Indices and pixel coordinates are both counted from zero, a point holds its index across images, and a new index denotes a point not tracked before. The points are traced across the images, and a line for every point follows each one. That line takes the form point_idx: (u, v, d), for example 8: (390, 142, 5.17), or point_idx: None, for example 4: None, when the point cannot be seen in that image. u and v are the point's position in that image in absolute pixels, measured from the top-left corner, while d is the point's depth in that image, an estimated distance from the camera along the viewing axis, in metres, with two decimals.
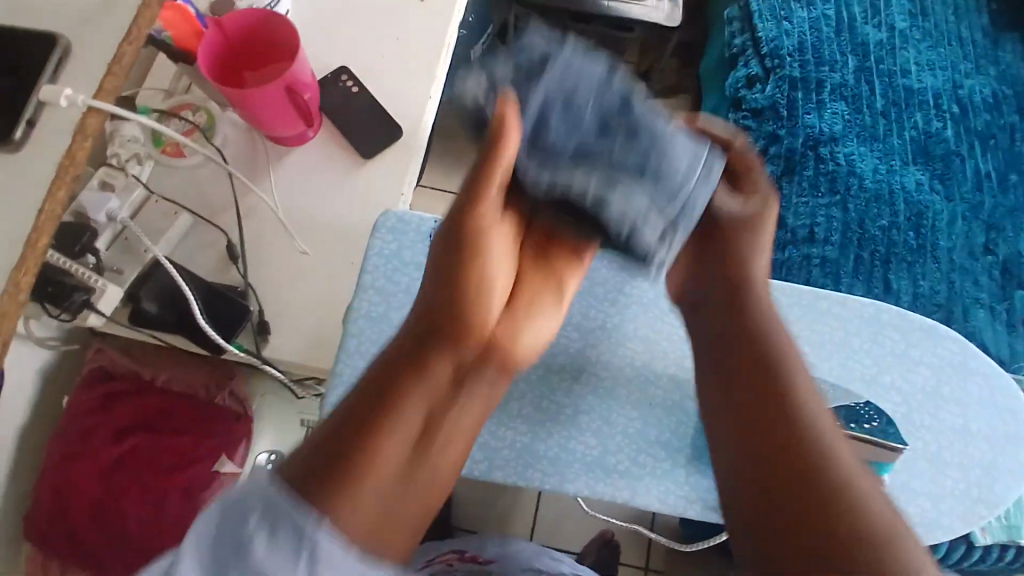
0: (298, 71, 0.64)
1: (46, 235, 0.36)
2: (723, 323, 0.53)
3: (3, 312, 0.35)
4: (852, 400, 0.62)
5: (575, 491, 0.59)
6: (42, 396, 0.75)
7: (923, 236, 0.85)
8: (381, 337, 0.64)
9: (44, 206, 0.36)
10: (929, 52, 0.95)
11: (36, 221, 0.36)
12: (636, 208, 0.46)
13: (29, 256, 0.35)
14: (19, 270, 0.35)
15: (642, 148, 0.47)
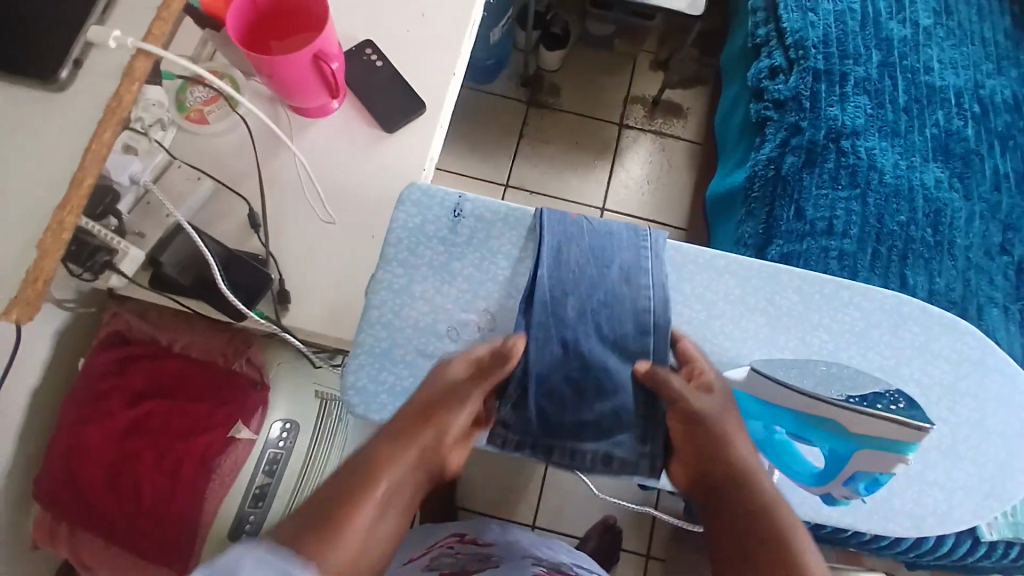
0: (328, 39, 0.63)
1: (90, 175, 0.38)
2: (713, 457, 0.58)
3: (46, 249, 0.37)
4: (872, 386, 0.61)
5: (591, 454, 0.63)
6: (57, 359, 0.76)
7: (941, 233, 0.85)
8: (402, 308, 0.68)
9: (91, 144, 0.39)
10: (952, 50, 0.94)
11: (81, 160, 0.38)
12: (616, 450, 0.63)
13: (75, 194, 0.38)
14: (65, 209, 0.37)
15: (611, 404, 0.62)
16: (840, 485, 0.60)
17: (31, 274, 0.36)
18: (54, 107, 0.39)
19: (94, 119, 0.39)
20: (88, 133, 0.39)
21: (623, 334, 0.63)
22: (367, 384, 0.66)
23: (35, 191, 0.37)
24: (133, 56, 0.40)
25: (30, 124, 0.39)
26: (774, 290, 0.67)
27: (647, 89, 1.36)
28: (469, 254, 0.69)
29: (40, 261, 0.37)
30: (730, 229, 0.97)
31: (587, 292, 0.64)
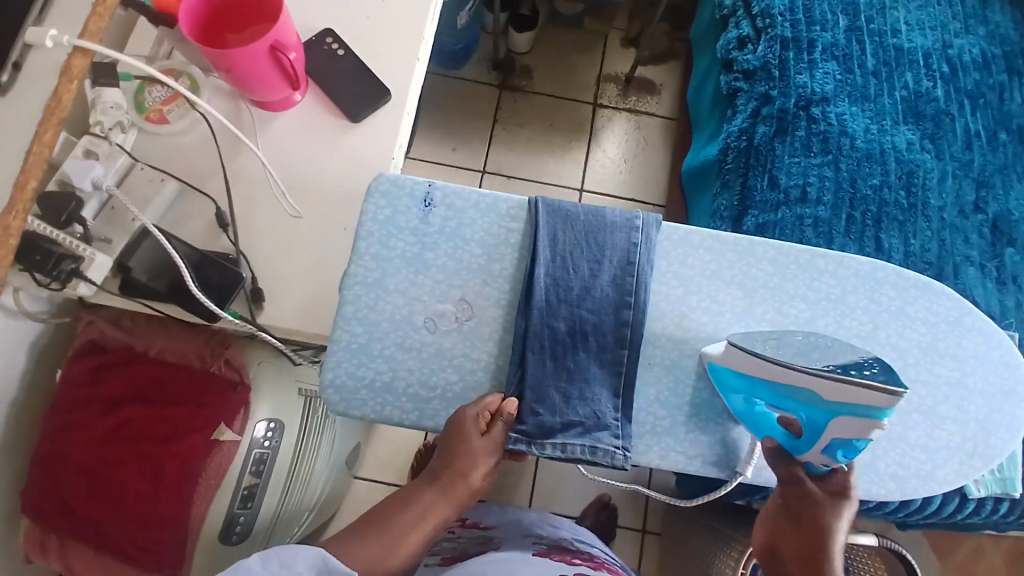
0: (282, 29, 0.62)
1: (34, 177, 0.43)
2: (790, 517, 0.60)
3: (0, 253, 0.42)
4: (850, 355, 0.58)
5: (548, 451, 0.63)
6: (33, 372, 0.75)
7: (913, 195, 0.85)
8: (377, 303, 0.66)
9: (34, 149, 0.43)
10: (918, 12, 0.94)
11: (27, 163, 0.43)
12: (601, 443, 0.63)
13: (18, 198, 0.43)
14: (9, 215, 0.43)
15: (594, 407, 0.64)
16: (818, 454, 0.58)
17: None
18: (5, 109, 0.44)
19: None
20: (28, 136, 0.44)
21: (605, 340, 0.65)
22: (346, 381, 0.65)
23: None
24: (71, 54, 0.45)
25: None
26: (749, 262, 0.67)
27: (620, 66, 1.35)
28: (442, 244, 0.68)
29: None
30: (706, 202, 0.97)
31: (577, 290, 0.65)
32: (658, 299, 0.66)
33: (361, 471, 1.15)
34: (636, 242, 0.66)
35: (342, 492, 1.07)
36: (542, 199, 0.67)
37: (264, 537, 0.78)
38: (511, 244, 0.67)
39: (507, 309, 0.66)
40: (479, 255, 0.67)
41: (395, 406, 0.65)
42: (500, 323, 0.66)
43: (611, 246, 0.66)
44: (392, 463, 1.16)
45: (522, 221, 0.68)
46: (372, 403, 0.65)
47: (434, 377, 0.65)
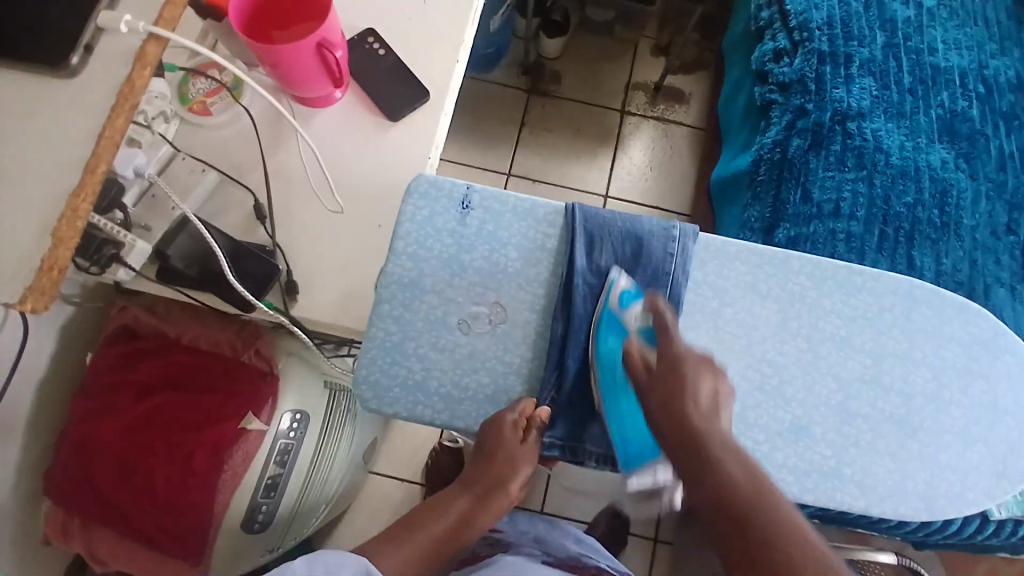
0: (330, 28, 0.62)
1: (104, 161, 0.42)
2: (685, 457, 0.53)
3: (62, 236, 0.41)
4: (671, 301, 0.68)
5: (566, 449, 0.69)
6: (64, 354, 0.76)
7: (947, 214, 0.85)
8: (413, 302, 0.69)
9: (105, 131, 0.42)
10: (955, 31, 0.93)
11: (97, 146, 0.42)
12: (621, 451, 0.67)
13: (87, 181, 0.42)
14: (77, 197, 0.41)
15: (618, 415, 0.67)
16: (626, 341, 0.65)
17: (47, 263, 0.40)
18: (74, 91, 0.43)
19: (103, 109, 0.43)
20: (99, 122, 0.43)
21: None
22: (378, 377, 0.68)
23: (58, 173, 0.42)
24: (145, 42, 0.45)
25: (52, 108, 0.43)
26: (786, 277, 0.66)
27: (649, 74, 1.35)
28: (479, 247, 0.71)
29: (53, 250, 0.40)
30: (735, 213, 0.97)
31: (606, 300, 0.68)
32: (691, 309, 0.66)
33: (376, 468, 1.15)
34: (671, 252, 0.68)
35: (357, 487, 1.07)
36: (579, 205, 0.70)
37: (285, 526, 0.78)
38: (547, 248, 0.70)
39: (541, 313, 0.69)
40: (513, 261, 0.70)
41: (426, 404, 0.68)
42: (533, 327, 0.69)
43: (648, 255, 0.68)
44: (408, 461, 1.16)
45: (557, 227, 0.70)
46: (404, 401, 0.68)
47: (466, 378, 0.68)
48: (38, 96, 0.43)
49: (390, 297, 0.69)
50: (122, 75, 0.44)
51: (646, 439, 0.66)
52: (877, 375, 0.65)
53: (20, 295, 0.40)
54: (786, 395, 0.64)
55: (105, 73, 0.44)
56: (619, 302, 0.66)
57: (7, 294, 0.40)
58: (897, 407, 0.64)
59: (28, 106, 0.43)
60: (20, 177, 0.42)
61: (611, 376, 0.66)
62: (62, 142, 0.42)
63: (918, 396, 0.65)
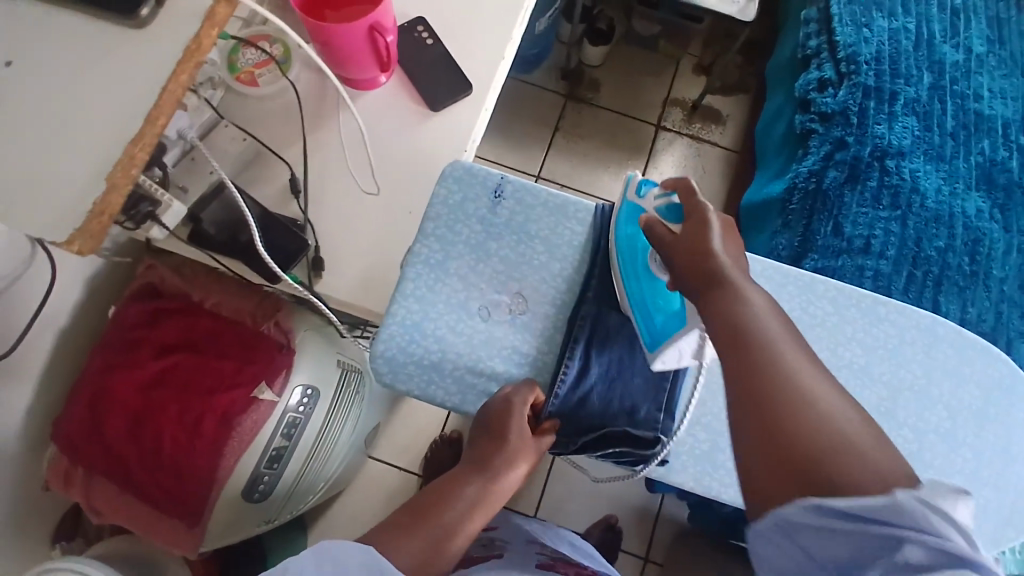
0: (383, 12, 0.63)
1: (164, 114, 0.44)
2: (736, 366, 0.47)
3: (117, 181, 0.42)
4: None
5: (563, 439, 0.66)
6: (90, 306, 0.77)
7: (977, 263, 0.84)
8: (437, 283, 0.69)
9: (168, 86, 0.44)
10: (1002, 80, 0.92)
11: (159, 100, 0.44)
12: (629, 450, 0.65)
13: (147, 131, 0.44)
14: (135, 145, 0.43)
15: (630, 416, 0.65)
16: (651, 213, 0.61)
17: (99, 208, 0.42)
18: (144, 43, 0.45)
19: (171, 61, 0.45)
20: (164, 74, 0.44)
21: None
22: (396, 353, 0.67)
23: (118, 122, 0.43)
24: (217, 2, 0.47)
25: (118, 55, 0.45)
26: (809, 300, 0.67)
27: (689, 92, 1.35)
28: (507, 236, 0.71)
29: (108, 196, 0.42)
30: (763, 238, 0.96)
31: None
32: None
33: (375, 453, 1.16)
34: None
35: (354, 471, 1.08)
36: (609, 209, 0.71)
37: (286, 497, 0.79)
38: (574, 248, 0.71)
39: (561, 309, 0.70)
40: (540, 254, 0.71)
41: (439, 385, 0.68)
42: (552, 324, 0.69)
43: None
44: (407, 449, 1.17)
45: (586, 226, 0.72)
46: (418, 380, 0.67)
47: (481, 364, 0.68)
48: (106, 41, 0.45)
49: (412, 275, 0.68)
50: (191, 33, 0.45)
51: (669, 317, 0.62)
52: (893, 409, 0.64)
53: (69, 236, 0.42)
54: None
55: (173, 29, 0.45)
56: (635, 192, 0.65)
57: (56, 233, 0.42)
58: (908, 440, 0.64)
59: (97, 53, 0.44)
60: (82, 118, 0.43)
61: (630, 260, 0.65)
62: (125, 91, 0.44)
63: (931, 433, 0.64)
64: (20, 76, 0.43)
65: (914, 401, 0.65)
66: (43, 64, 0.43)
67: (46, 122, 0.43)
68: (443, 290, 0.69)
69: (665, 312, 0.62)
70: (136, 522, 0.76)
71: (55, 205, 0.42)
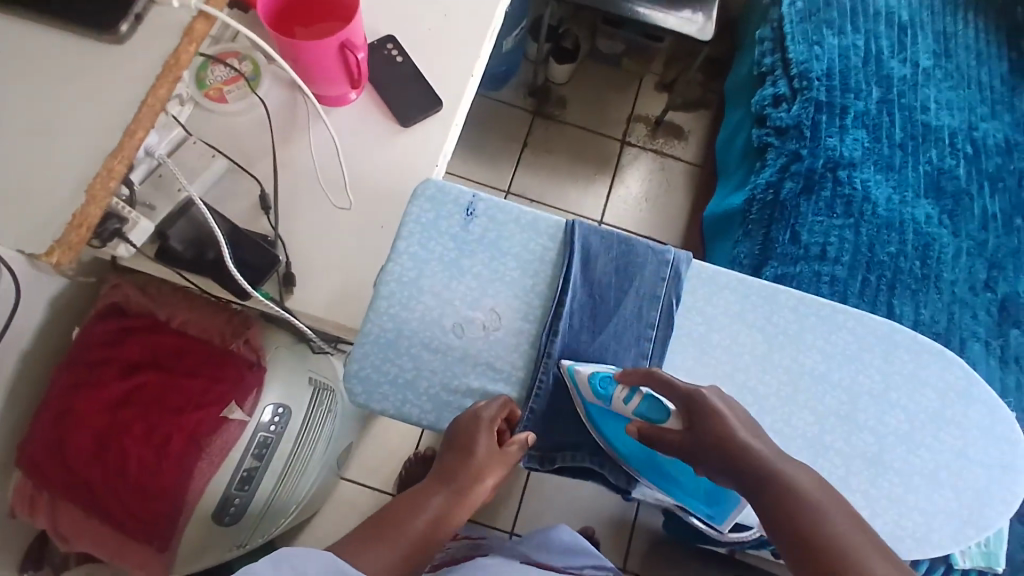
0: (354, 30, 0.63)
1: (142, 127, 0.44)
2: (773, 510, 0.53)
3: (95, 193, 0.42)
4: (652, 279, 0.70)
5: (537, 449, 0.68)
6: (51, 327, 0.75)
7: (928, 266, 0.88)
8: (410, 301, 0.70)
9: (148, 100, 0.44)
10: (948, 92, 0.98)
11: (138, 113, 0.44)
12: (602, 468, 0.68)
13: (126, 144, 0.43)
14: (114, 157, 0.43)
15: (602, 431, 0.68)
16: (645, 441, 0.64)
17: (78, 220, 0.42)
18: (123, 57, 0.45)
19: (149, 76, 0.45)
20: (144, 88, 0.44)
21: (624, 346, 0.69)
22: (369, 373, 0.68)
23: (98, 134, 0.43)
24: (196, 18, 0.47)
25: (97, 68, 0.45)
26: (773, 309, 0.69)
27: (652, 108, 1.39)
28: (479, 255, 0.72)
29: (87, 207, 0.42)
30: (727, 248, 0.99)
31: (603, 301, 0.70)
32: (680, 332, 0.69)
33: (348, 472, 1.14)
34: (665, 277, 0.70)
35: (328, 490, 1.06)
36: (580, 224, 0.72)
37: (258, 520, 0.77)
38: (547, 262, 0.72)
39: (535, 322, 0.70)
40: (512, 270, 0.72)
41: (415, 404, 0.68)
42: (526, 333, 0.70)
43: (639, 276, 0.70)
44: (382, 467, 1.15)
45: (556, 243, 0.73)
46: (392, 399, 0.68)
47: (455, 381, 0.69)
48: (82, 55, 0.45)
49: (387, 293, 0.69)
50: (171, 47, 0.46)
51: (714, 492, 0.65)
52: (853, 413, 0.67)
53: (48, 246, 0.42)
54: (764, 423, 0.66)
55: (152, 44, 0.46)
56: (594, 394, 0.64)
57: (34, 244, 0.42)
58: (870, 446, 0.67)
59: (75, 67, 0.44)
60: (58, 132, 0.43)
61: (628, 450, 0.67)
62: (104, 104, 0.44)
63: (890, 436, 0.67)
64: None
65: (874, 407, 0.67)
66: (19, 81, 0.44)
67: (22, 137, 0.43)
68: (415, 308, 0.69)
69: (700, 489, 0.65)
70: (105, 547, 0.74)
71: (34, 216, 0.42)
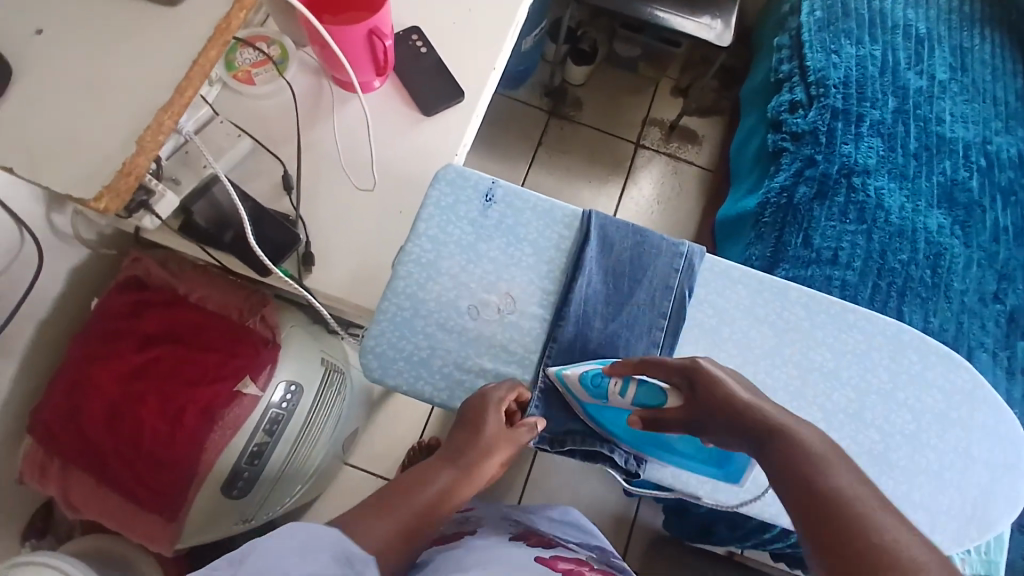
0: (383, 18, 0.65)
1: (192, 87, 0.46)
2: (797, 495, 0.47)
3: (144, 145, 0.44)
4: (665, 266, 0.71)
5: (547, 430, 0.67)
6: (70, 299, 0.77)
7: (939, 275, 0.89)
8: (427, 282, 0.70)
9: (198, 60, 0.46)
10: (964, 105, 0.99)
11: (187, 73, 0.45)
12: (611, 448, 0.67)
13: (176, 100, 0.45)
14: (165, 112, 0.45)
15: None
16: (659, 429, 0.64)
17: (126, 168, 0.44)
18: (176, 20, 0.46)
19: (199, 38, 0.46)
20: (194, 50, 0.46)
21: (637, 329, 0.69)
22: (384, 348, 0.68)
23: (149, 90, 0.45)
24: None
25: (153, 27, 0.46)
26: (783, 305, 0.70)
27: (666, 113, 1.41)
28: (496, 238, 0.72)
29: (135, 157, 0.44)
30: (738, 249, 1.00)
31: (615, 284, 0.70)
32: (691, 325, 0.69)
33: (351, 459, 1.15)
34: (676, 268, 0.71)
35: (331, 476, 1.07)
36: (596, 212, 0.73)
37: (263, 496, 0.78)
38: (561, 249, 0.72)
39: (548, 308, 0.71)
40: (528, 255, 0.72)
41: (426, 380, 0.68)
42: (538, 320, 0.70)
43: (654, 264, 0.71)
44: (385, 456, 1.16)
45: (572, 230, 0.73)
46: (406, 375, 0.68)
47: (468, 361, 0.69)
48: (137, 16, 0.46)
49: (402, 273, 0.69)
50: (222, 12, 0.47)
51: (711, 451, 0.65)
52: (860, 410, 0.68)
53: (96, 193, 0.44)
54: None
55: (203, 11, 0.47)
56: (590, 394, 0.65)
57: (83, 190, 0.44)
58: (876, 442, 0.67)
59: (129, 30, 0.46)
60: (106, 85, 0.45)
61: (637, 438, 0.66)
62: (155, 66, 0.45)
63: (897, 434, 0.67)
64: (49, 49, 0.44)
65: (881, 406, 0.68)
66: (71, 39, 0.45)
67: (74, 91, 0.44)
68: (430, 290, 0.70)
69: (703, 454, 0.65)
70: (111, 517, 0.75)
71: (85, 164, 0.44)
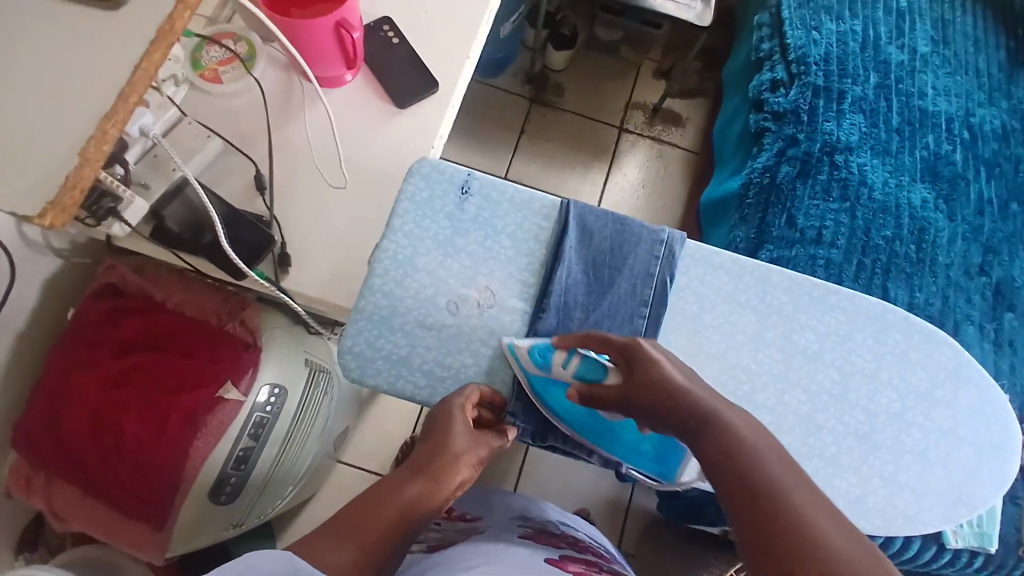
0: (350, 9, 0.63)
1: (136, 92, 0.44)
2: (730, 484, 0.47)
3: (88, 155, 0.43)
4: (646, 254, 0.70)
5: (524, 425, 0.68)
6: (47, 309, 0.76)
7: (923, 250, 0.88)
8: (405, 279, 0.69)
9: (142, 64, 0.44)
10: (946, 78, 0.98)
11: (131, 78, 0.44)
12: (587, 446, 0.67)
13: (120, 107, 0.43)
14: (109, 120, 0.43)
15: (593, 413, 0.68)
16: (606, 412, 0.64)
17: (71, 181, 0.42)
18: (118, 23, 0.45)
19: (142, 41, 0.44)
20: (137, 52, 0.44)
21: (619, 319, 0.68)
22: (363, 347, 0.68)
23: (93, 97, 0.43)
24: None
25: (94, 31, 0.44)
26: (766, 288, 0.69)
27: (649, 95, 1.39)
28: (474, 231, 0.71)
29: (80, 168, 0.43)
30: (723, 232, 0.99)
31: (596, 274, 0.70)
32: (673, 312, 0.69)
33: (345, 457, 1.15)
34: (658, 255, 0.70)
35: (324, 475, 1.07)
36: (575, 202, 0.72)
37: (253, 499, 0.77)
38: (541, 241, 0.71)
39: (529, 301, 0.70)
40: (508, 248, 0.71)
41: (408, 378, 0.68)
42: (519, 313, 0.70)
43: (635, 252, 0.70)
44: (379, 451, 1.16)
45: (551, 220, 0.72)
46: (387, 374, 0.68)
47: (449, 357, 0.68)
48: (77, 20, 0.45)
49: (379, 270, 0.68)
50: (165, 12, 0.45)
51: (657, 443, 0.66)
52: (845, 392, 0.67)
53: (42, 207, 0.42)
54: (756, 402, 0.67)
55: (146, 12, 0.45)
56: (537, 366, 0.65)
57: (28, 205, 0.42)
58: (861, 423, 0.67)
59: (70, 35, 0.44)
60: (47, 93, 0.43)
61: (581, 419, 0.67)
62: (98, 71, 0.44)
63: (882, 414, 0.67)
64: None
65: (867, 387, 0.68)
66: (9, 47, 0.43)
67: (14, 101, 0.43)
68: (409, 287, 0.69)
69: (648, 445, 0.66)
70: (100, 527, 0.74)
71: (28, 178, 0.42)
